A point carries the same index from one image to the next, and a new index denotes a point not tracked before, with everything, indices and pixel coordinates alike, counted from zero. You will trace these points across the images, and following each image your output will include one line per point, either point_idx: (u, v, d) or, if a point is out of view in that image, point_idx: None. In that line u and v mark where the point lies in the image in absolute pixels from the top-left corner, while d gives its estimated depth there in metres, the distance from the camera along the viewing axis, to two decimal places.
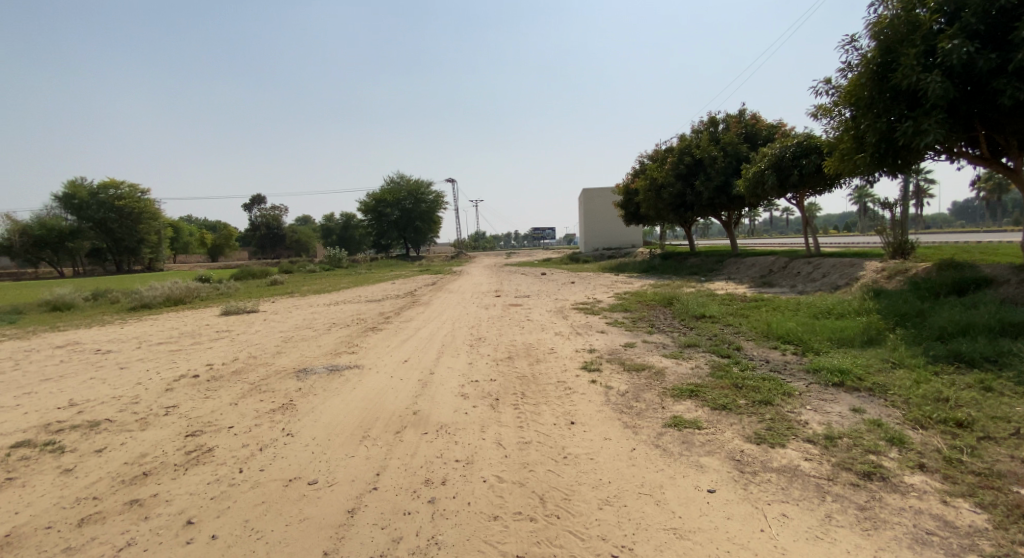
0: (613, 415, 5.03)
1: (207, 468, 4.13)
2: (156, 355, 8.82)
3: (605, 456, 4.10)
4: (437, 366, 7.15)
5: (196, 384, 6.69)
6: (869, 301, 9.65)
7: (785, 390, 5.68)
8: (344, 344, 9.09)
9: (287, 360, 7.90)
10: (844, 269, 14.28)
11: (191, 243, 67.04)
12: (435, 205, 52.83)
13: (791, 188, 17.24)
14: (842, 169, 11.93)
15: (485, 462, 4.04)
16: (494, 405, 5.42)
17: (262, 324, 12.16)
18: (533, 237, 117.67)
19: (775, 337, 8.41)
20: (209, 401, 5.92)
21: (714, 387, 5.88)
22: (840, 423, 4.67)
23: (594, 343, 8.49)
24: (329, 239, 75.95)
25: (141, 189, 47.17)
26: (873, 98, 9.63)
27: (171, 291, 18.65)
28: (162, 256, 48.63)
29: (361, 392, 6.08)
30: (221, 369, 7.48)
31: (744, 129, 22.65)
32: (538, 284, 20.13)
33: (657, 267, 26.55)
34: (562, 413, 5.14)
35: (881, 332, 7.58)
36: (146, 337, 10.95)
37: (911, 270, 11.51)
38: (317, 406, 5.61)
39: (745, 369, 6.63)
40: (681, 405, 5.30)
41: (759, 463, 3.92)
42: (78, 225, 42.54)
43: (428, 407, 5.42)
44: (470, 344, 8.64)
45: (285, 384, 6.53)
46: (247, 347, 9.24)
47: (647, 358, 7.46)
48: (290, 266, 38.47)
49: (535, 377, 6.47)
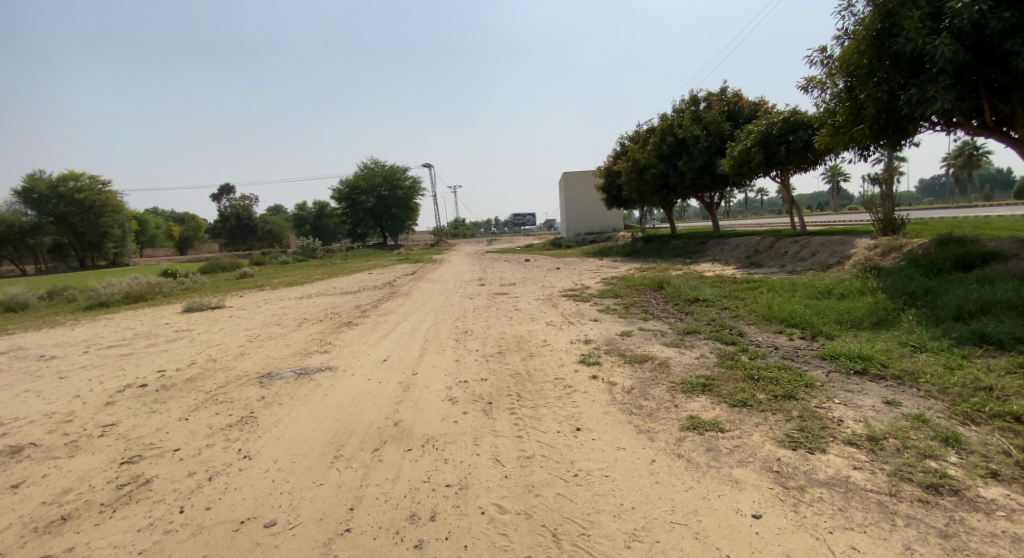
0: (622, 418, 4.41)
1: (140, 509, 3.39)
2: (105, 361, 7.89)
3: (622, 472, 3.47)
4: (419, 365, 6.43)
5: (143, 395, 5.84)
6: (870, 280, 9.23)
7: (805, 381, 5.12)
8: (316, 342, 8.28)
9: (252, 363, 7.07)
10: (835, 247, 13.96)
11: (158, 237, 64.32)
12: (411, 192, 51.53)
13: (777, 165, 16.90)
14: (835, 144, 11.53)
15: (481, 486, 3.40)
16: (488, 410, 4.76)
17: (228, 321, 11.23)
18: (511, 222, 116.51)
19: (779, 320, 7.90)
20: (155, 417, 5.10)
21: (728, 379, 5.30)
22: (879, 420, 4.15)
23: (589, 332, 7.88)
24: (303, 229, 73.73)
25: (103, 180, 44.68)
26: (872, 65, 9.21)
27: (131, 288, 17.42)
28: (127, 249, 46.36)
29: (333, 399, 5.33)
30: (176, 376, 6.63)
31: (727, 107, 22.24)
32: (522, 270, 19.41)
33: (640, 250, 26.11)
34: (566, 417, 4.51)
35: (892, 313, 7.13)
36: (97, 340, 9.96)
37: (907, 247, 11.19)
38: (283, 420, 4.86)
39: (756, 358, 6.07)
40: (696, 403, 4.70)
41: (803, 475, 3.33)
42: (37, 220, 40.15)
43: (412, 415, 4.72)
44: (454, 338, 7.93)
45: (245, 393, 5.73)
46: (208, 348, 8.36)
47: (647, 347, 6.86)
48: (264, 258, 37.00)
49: (529, 374, 5.81)
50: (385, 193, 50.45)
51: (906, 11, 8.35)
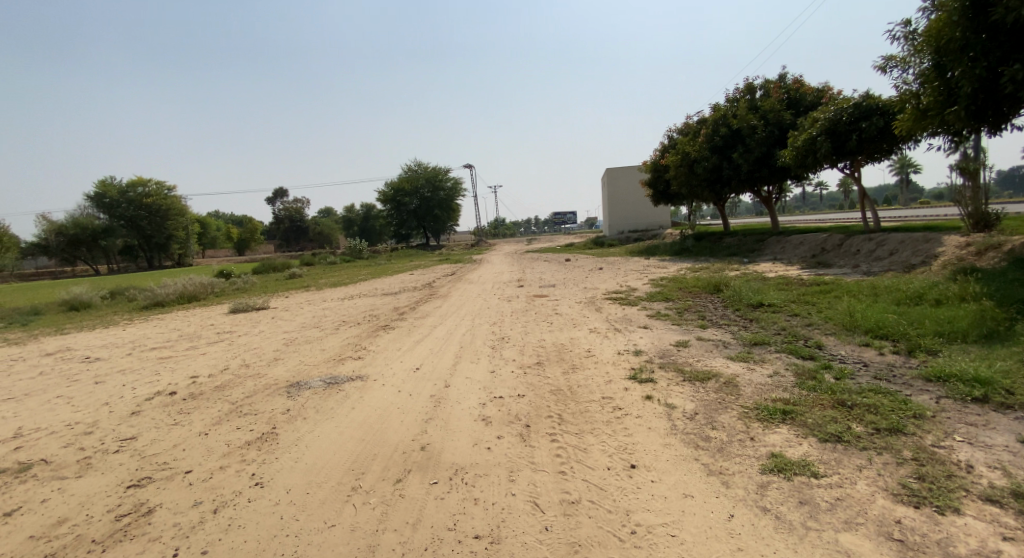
0: (687, 453, 3.71)
1: (133, 549, 3.00)
2: (143, 364, 7.82)
3: (692, 531, 2.81)
4: (453, 376, 5.89)
5: (169, 403, 5.58)
6: (970, 283, 8.02)
7: (912, 410, 4.24)
8: (350, 347, 7.94)
9: (283, 368, 6.74)
10: (918, 245, 12.54)
11: (218, 238, 67.42)
12: (453, 193, 51.66)
13: (847, 155, 15.47)
14: (919, 129, 10.24)
15: (516, 542, 2.83)
16: (526, 435, 4.15)
17: (267, 324, 11.13)
18: (554, 221, 115.52)
19: (863, 331, 6.91)
20: (175, 431, 4.76)
21: (813, 405, 4.48)
22: (1021, 466, 3.31)
23: (639, 342, 7.14)
24: (351, 229, 75.52)
25: (168, 186, 46.87)
26: (967, 40, 8.06)
27: (184, 288, 17.91)
28: (191, 250, 48.67)
29: (359, 414, 4.86)
30: (207, 382, 6.28)
31: (787, 95, 20.78)
32: (565, 270, 18.69)
33: (690, 249, 24.78)
34: (617, 448, 3.85)
35: (1005, 324, 6.04)
36: (143, 341, 10.01)
37: (1008, 244, 9.79)
38: (304, 436, 4.40)
39: (843, 378, 5.19)
40: (777, 436, 3.94)
41: (937, 548, 2.59)
42: (110, 223, 42.80)
43: (442, 438, 4.18)
44: (491, 346, 7.38)
45: (271, 404, 5.25)
46: (243, 352, 8.14)
47: (709, 362, 6.06)
48: (313, 258, 37.82)
49: (573, 392, 5.17)
50: (428, 194, 50.75)
51: None
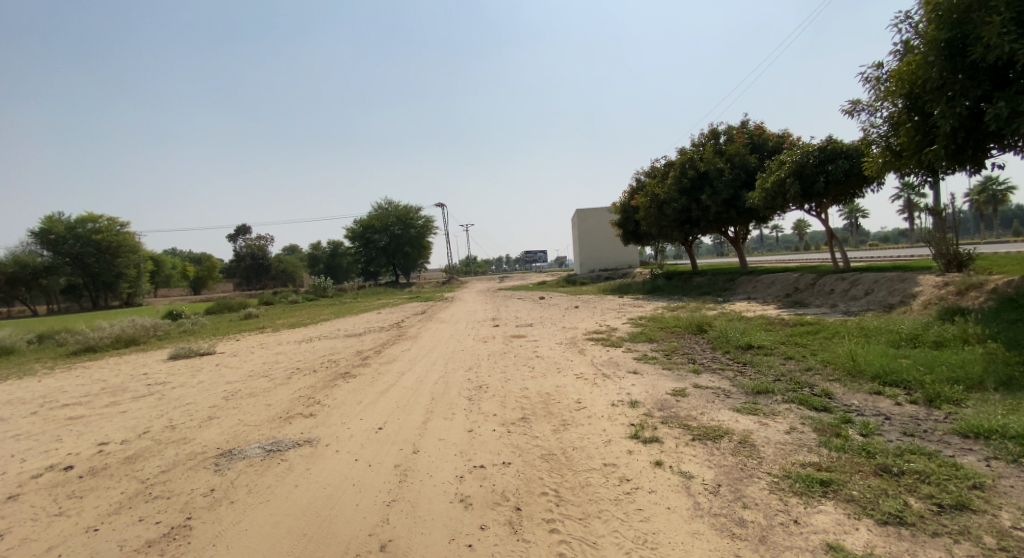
0: (726, 548, 2.94)
1: None
2: (47, 426, 6.53)
3: None
4: (422, 439, 4.97)
5: (61, 483, 4.42)
6: (966, 324, 7.68)
7: (970, 478, 3.58)
8: (302, 401, 6.87)
9: (216, 431, 5.62)
10: (894, 284, 12.44)
11: (173, 275, 64.12)
12: (424, 231, 50.96)
13: (815, 197, 15.64)
14: (894, 170, 10.22)
15: None
16: (517, 523, 3.29)
17: (210, 372, 9.83)
18: (523, 260, 115.82)
19: (870, 377, 6.37)
20: (58, 524, 3.67)
21: (852, 472, 3.79)
22: None
23: (631, 391, 6.37)
24: (315, 267, 72.96)
25: (121, 223, 44.26)
26: (944, 79, 8.07)
27: (122, 331, 16.24)
28: (142, 290, 45.57)
29: (304, 495, 3.85)
30: (116, 452, 5.12)
31: (749, 140, 21.34)
32: (539, 309, 17.98)
33: (663, 288, 24.54)
34: (635, 540, 3.05)
35: (1021, 369, 5.59)
36: (57, 395, 8.57)
37: (989, 284, 9.65)
38: (227, 530, 3.39)
39: (871, 436, 4.55)
40: (826, 515, 3.22)
41: None
42: (53, 261, 39.82)
43: (408, 531, 3.26)
44: (467, 397, 6.47)
45: (192, 483, 4.20)
46: (174, 409, 6.94)
47: (715, 415, 5.33)
48: (274, 297, 35.91)
49: (568, 457, 4.33)
50: (397, 231, 49.79)
51: (982, 17, 7.35)
